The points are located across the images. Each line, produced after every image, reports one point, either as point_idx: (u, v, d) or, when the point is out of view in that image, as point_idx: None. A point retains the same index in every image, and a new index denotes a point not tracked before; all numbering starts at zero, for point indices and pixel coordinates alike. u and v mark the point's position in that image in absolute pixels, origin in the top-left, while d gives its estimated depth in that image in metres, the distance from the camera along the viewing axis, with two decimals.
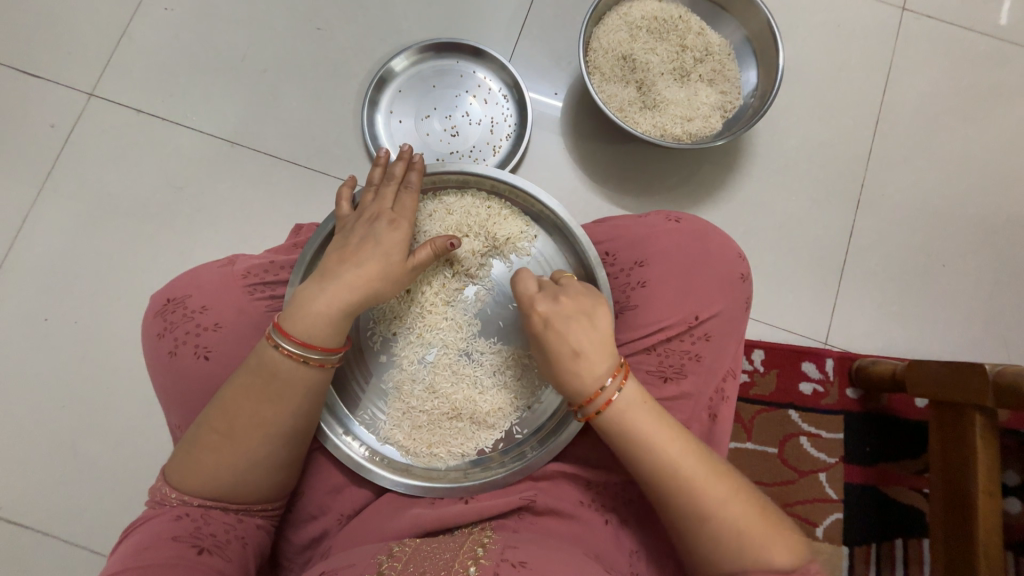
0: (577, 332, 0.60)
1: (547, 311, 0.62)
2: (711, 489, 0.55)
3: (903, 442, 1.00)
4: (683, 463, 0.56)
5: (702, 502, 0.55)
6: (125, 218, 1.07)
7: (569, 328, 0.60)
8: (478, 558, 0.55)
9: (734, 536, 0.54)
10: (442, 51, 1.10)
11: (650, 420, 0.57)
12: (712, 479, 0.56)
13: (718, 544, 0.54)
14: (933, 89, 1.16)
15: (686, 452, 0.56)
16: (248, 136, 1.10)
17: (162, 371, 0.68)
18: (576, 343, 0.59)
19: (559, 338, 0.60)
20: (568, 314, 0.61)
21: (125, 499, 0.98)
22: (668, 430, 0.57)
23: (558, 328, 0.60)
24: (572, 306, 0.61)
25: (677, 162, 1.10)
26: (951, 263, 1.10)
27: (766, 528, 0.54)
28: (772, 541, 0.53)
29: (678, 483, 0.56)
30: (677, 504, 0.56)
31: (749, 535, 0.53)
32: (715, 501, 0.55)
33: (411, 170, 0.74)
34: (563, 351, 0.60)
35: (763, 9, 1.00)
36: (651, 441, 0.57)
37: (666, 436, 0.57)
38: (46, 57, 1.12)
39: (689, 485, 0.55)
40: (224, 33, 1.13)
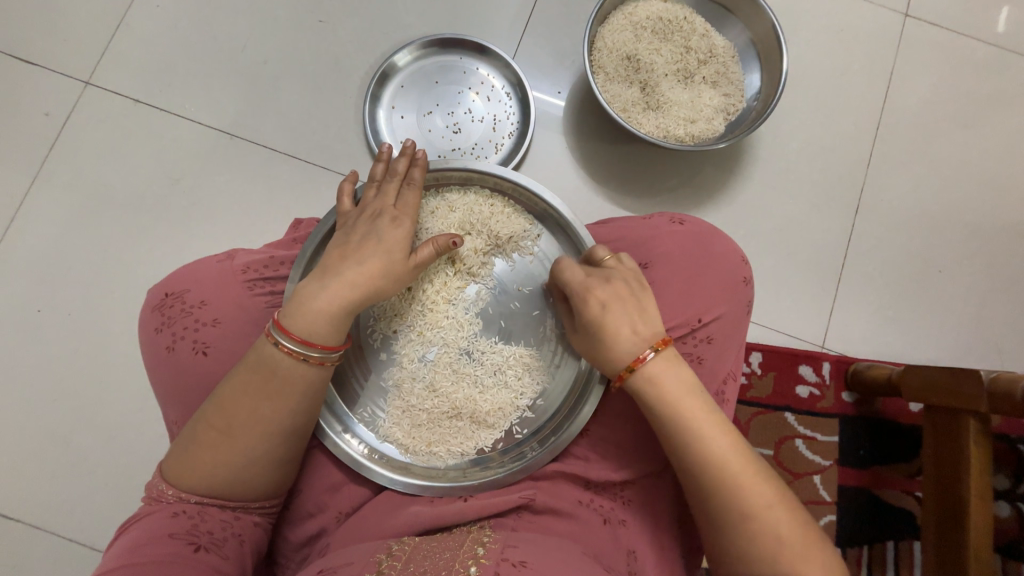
0: (631, 316, 0.60)
1: (604, 295, 0.61)
2: (759, 494, 0.55)
3: (896, 446, 1.01)
4: (733, 464, 0.56)
5: (748, 503, 0.55)
6: (120, 210, 1.06)
7: (625, 312, 0.60)
8: (478, 556, 0.55)
9: (780, 551, 0.54)
10: (445, 46, 1.09)
11: (709, 418, 0.58)
12: (759, 483, 0.56)
13: (759, 550, 0.54)
14: (933, 95, 1.16)
15: (735, 452, 0.57)
16: (247, 129, 1.09)
17: (160, 367, 0.67)
18: (632, 327, 0.60)
19: (616, 320, 0.60)
20: (621, 298, 0.61)
21: (118, 495, 0.97)
22: (720, 429, 0.58)
23: (615, 312, 0.60)
24: (624, 289, 0.62)
25: (679, 163, 1.10)
26: (947, 269, 1.11)
27: (808, 543, 0.55)
28: (810, 553, 0.54)
29: (728, 488, 0.56)
30: (725, 510, 0.56)
31: (794, 552, 0.54)
32: (760, 505, 0.55)
33: (415, 166, 0.73)
34: (621, 334, 0.59)
35: (768, 11, 1.00)
36: (703, 437, 0.57)
37: (724, 439, 0.57)
38: (41, 44, 1.10)
39: (740, 491, 0.55)
40: (223, 23, 1.12)
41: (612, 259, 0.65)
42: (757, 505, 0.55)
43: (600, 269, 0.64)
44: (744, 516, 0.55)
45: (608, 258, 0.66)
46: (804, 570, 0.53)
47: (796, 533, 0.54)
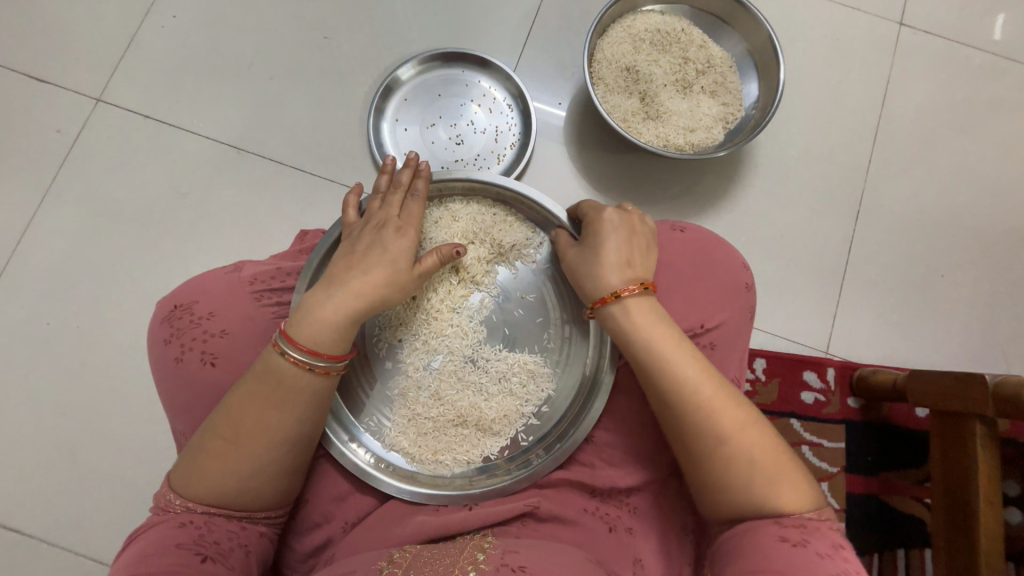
0: (630, 249, 0.66)
1: (613, 226, 0.67)
2: (727, 415, 0.57)
3: (903, 451, 1.00)
4: (701, 385, 0.58)
5: (716, 423, 0.57)
6: (129, 224, 1.08)
7: (627, 244, 0.66)
8: (478, 562, 0.56)
9: (751, 470, 0.55)
10: (448, 60, 1.12)
11: (677, 347, 0.59)
12: (728, 404, 0.57)
13: (730, 471, 0.55)
14: (930, 102, 1.18)
15: (704, 375, 0.58)
16: (254, 143, 1.11)
17: (168, 377, 0.68)
18: (628, 256, 0.65)
19: (615, 247, 0.66)
20: (626, 234, 0.67)
21: (123, 507, 0.97)
22: (688, 354, 0.59)
23: (610, 242, 0.66)
24: (625, 233, 0.67)
25: (680, 171, 1.11)
26: (949, 274, 1.12)
27: (779, 461, 0.55)
28: (782, 474, 0.55)
29: (700, 415, 0.57)
30: (696, 432, 0.57)
31: (769, 472, 0.54)
32: (729, 425, 0.56)
33: (418, 178, 0.74)
34: (615, 258, 0.65)
35: (765, 23, 1.02)
36: (671, 361, 0.59)
37: (695, 368, 0.58)
38: (53, 64, 1.13)
39: (708, 411, 0.57)
40: (231, 41, 1.15)
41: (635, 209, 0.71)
42: (726, 425, 0.56)
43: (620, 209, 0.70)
44: (716, 440, 0.56)
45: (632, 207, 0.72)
46: (780, 494, 0.53)
47: (770, 457, 0.55)
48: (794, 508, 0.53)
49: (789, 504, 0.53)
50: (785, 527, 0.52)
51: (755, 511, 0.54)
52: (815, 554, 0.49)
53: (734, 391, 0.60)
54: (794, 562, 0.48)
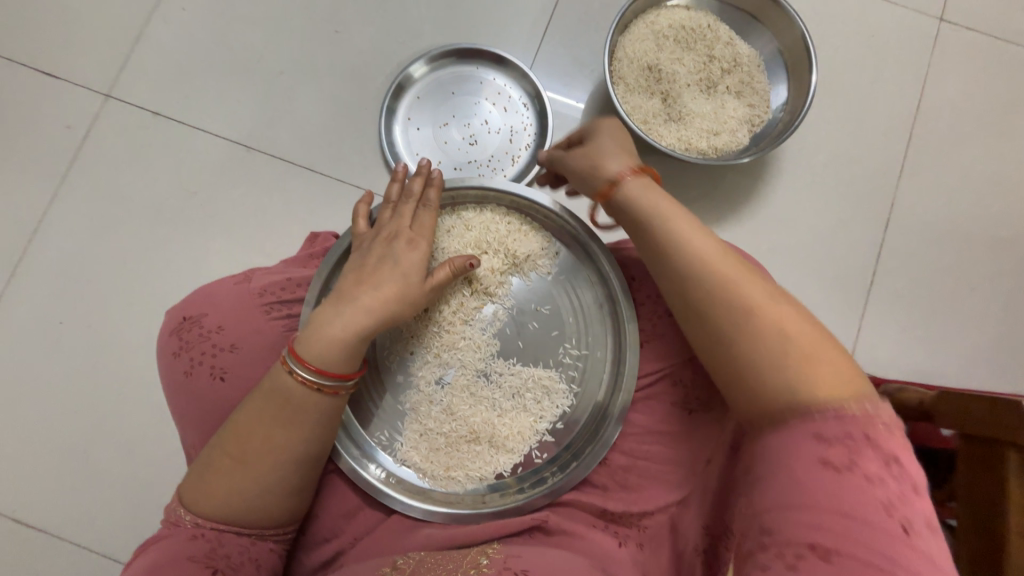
0: (630, 151, 0.68)
1: (613, 132, 0.70)
2: (751, 289, 0.52)
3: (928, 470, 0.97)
4: (717, 258, 0.55)
5: (738, 297, 0.52)
6: (139, 222, 1.07)
7: (626, 146, 0.68)
8: (482, 566, 0.55)
9: (781, 347, 0.49)
10: (462, 57, 1.08)
11: (691, 228, 0.58)
12: (753, 281, 0.53)
13: (759, 348, 0.49)
14: (969, 103, 1.11)
15: (722, 251, 0.55)
16: (263, 141, 1.09)
17: (178, 391, 0.67)
18: (630, 157, 0.67)
19: (618, 148, 0.67)
20: (626, 142, 0.69)
21: (135, 507, 0.98)
22: (702, 232, 0.57)
23: (614, 144, 0.68)
24: (622, 138, 0.70)
25: (701, 176, 1.07)
26: (982, 286, 1.07)
27: (816, 342, 0.49)
28: (820, 357, 0.48)
29: (721, 294, 0.53)
30: (715, 307, 0.53)
31: (803, 349, 0.48)
32: (755, 300, 0.51)
33: (430, 186, 0.72)
34: (618, 154, 0.66)
35: (797, 19, 0.96)
36: (682, 236, 0.57)
37: (707, 241, 0.56)
38: (62, 57, 1.11)
39: (728, 284, 0.53)
40: (240, 34, 1.12)
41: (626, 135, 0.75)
42: (751, 299, 0.51)
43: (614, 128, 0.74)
44: (742, 320, 0.51)
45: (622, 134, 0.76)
46: (821, 379, 0.46)
47: (805, 336, 0.49)
48: (839, 399, 0.45)
49: (839, 397, 0.45)
50: (831, 447, 0.43)
51: (793, 403, 0.46)
52: (864, 479, 0.41)
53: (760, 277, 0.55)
54: (838, 489, 0.41)
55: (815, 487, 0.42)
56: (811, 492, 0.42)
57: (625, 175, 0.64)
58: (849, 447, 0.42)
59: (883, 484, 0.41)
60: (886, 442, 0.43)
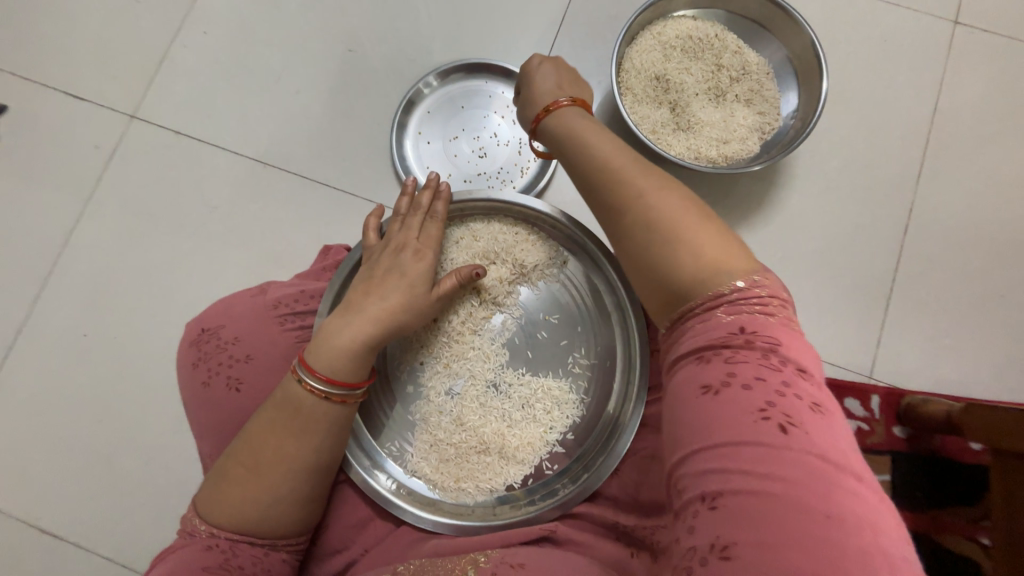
0: (561, 85, 0.68)
1: (548, 68, 0.70)
2: (650, 183, 0.50)
3: (959, 486, 0.90)
4: (617, 159, 0.53)
5: (633, 191, 0.50)
6: (161, 237, 1.10)
7: (559, 79, 0.68)
8: (480, 561, 0.56)
9: (673, 235, 0.46)
10: (471, 72, 1.10)
11: (598, 134, 0.57)
12: (650, 177, 0.51)
13: (653, 239, 0.47)
14: (990, 105, 1.09)
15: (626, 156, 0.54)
16: (279, 157, 1.12)
17: (195, 401, 0.68)
18: (558, 88, 0.67)
19: (548, 82, 0.68)
20: (562, 77, 0.69)
21: (153, 516, 1.00)
22: (608, 142, 0.56)
23: (543, 78, 0.69)
24: (559, 66, 0.70)
25: (711, 184, 1.06)
26: (1010, 293, 1.03)
27: (706, 228, 0.46)
28: (708, 242, 0.45)
29: (618, 186, 0.51)
30: (615, 206, 0.51)
31: (692, 234, 0.46)
32: (652, 193, 0.49)
33: (438, 199, 0.73)
34: (547, 86, 0.67)
35: (806, 27, 0.96)
36: (588, 147, 0.56)
37: (611, 148, 0.55)
38: (92, 81, 1.17)
39: (624, 180, 0.51)
40: (259, 55, 1.16)
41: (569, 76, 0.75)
42: (644, 190, 0.49)
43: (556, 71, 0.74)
44: (633, 202, 0.49)
45: None
46: (704, 250, 0.45)
47: (696, 223, 0.47)
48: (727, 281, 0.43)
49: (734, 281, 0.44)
50: (708, 368, 0.41)
51: (678, 276, 0.45)
52: (741, 385, 0.39)
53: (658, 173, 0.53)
54: (716, 411, 0.39)
55: (697, 416, 0.40)
56: (704, 427, 0.39)
57: (560, 102, 0.64)
58: (725, 362, 0.41)
59: (761, 389, 0.39)
60: (768, 343, 0.41)
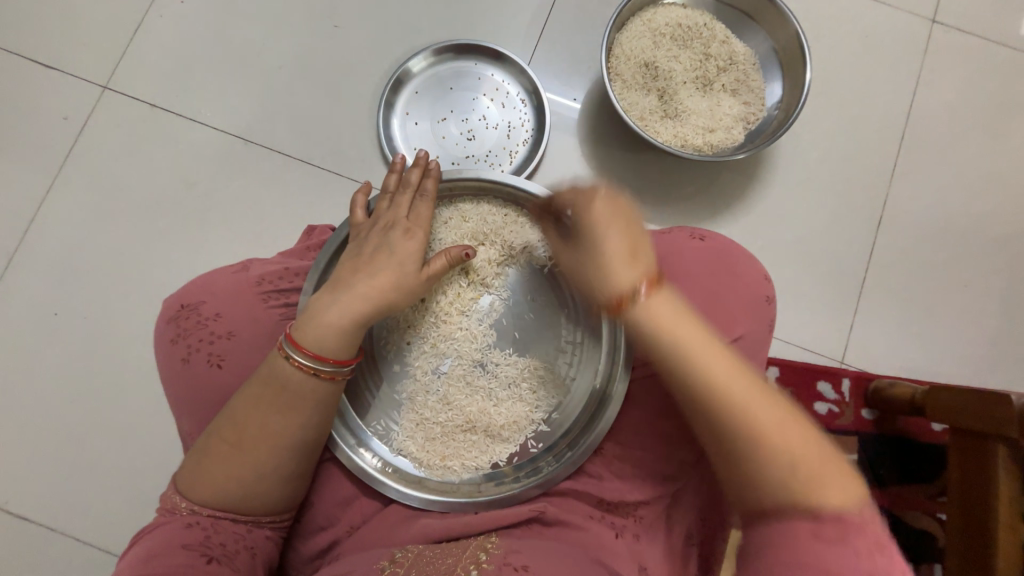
0: (624, 234, 0.59)
1: (602, 211, 0.61)
2: (757, 401, 0.48)
3: (918, 464, 0.98)
4: (719, 368, 0.50)
5: (741, 408, 0.48)
6: (136, 214, 1.07)
7: (614, 225, 0.60)
8: (480, 562, 0.56)
9: (787, 468, 0.45)
10: (461, 53, 1.08)
11: (701, 334, 0.53)
12: (755, 390, 0.49)
13: (762, 466, 0.46)
14: (961, 103, 1.13)
15: (725, 358, 0.51)
16: (261, 134, 1.09)
17: (175, 378, 0.67)
18: (624, 244, 0.59)
19: (612, 242, 0.59)
20: (617, 219, 0.60)
21: (131, 498, 0.98)
22: (708, 341, 0.52)
23: (609, 244, 0.59)
24: (620, 218, 0.60)
25: (696, 173, 1.08)
26: (973, 283, 1.08)
27: (823, 460, 0.45)
28: (824, 476, 0.44)
29: (726, 403, 0.49)
30: (717, 422, 0.49)
31: (810, 470, 0.44)
32: (764, 415, 0.47)
33: (427, 177, 0.72)
34: (612, 251, 0.59)
35: (791, 18, 0.98)
36: (684, 340, 0.52)
37: (710, 348, 0.52)
38: (60, 49, 1.11)
39: (729, 399, 0.49)
40: (239, 28, 1.12)
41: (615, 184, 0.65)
42: (753, 411, 0.47)
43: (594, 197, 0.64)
44: (741, 427, 0.48)
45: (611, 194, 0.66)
46: (815, 490, 0.43)
47: (812, 454, 0.45)
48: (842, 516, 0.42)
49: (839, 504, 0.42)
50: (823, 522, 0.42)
51: (798, 510, 0.43)
52: (852, 555, 0.40)
53: (769, 383, 0.51)
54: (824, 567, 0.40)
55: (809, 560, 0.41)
56: (800, 570, 0.40)
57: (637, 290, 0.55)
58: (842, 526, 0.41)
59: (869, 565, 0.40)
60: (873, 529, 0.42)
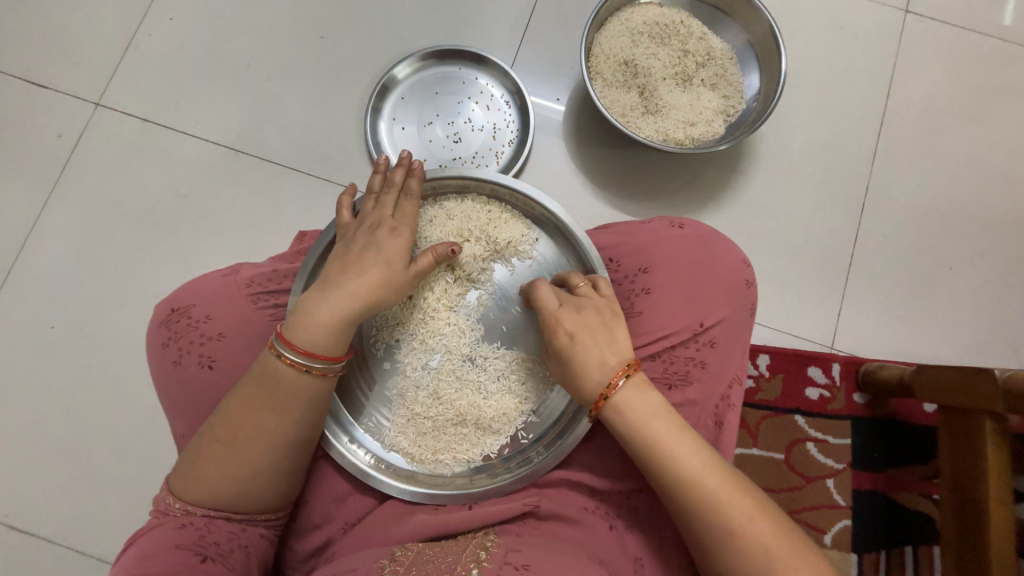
0: (600, 347, 0.60)
1: (572, 326, 0.62)
2: (742, 510, 0.54)
3: (910, 447, 0.99)
4: (706, 478, 0.55)
5: (726, 516, 0.54)
6: (129, 226, 1.08)
7: (591, 343, 0.60)
8: (481, 560, 0.56)
9: (766, 561, 0.52)
10: (444, 58, 1.11)
11: (681, 437, 0.57)
12: (736, 492, 0.55)
13: (745, 562, 0.53)
14: (937, 90, 1.15)
15: (707, 460, 0.56)
16: (251, 144, 1.11)
17: (167, 381, 0.68)
18: (599, 357, 0.60)
19: (585, 350, 0.60)
20: (590, 326, 0.61)
21: (128, 508, 0.98)
22: (690, 444, 0.57)
23: (581, 348, 0.60)
24: (594, 333, 0.61)
25: (680, 167, 1.10)
26: (958, 265, 1.09)
27: (791, 544, 0.53)
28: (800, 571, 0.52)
29: (707, 507, 0.55)
30: (706, 523, 0.55)
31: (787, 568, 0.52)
32: (745, 519, 0.54)
33: (411, 176, 0.74)
34: (588, 363, 0.60)
35: (765, 13, 1.00)
36: (674, 459, 0.56)
37: (695, 453, 0.56)
38: (53, 68, 1.14)
39: (715, 495, 0.55)
40: (228, 42, 1.14)
41: (585, 287, 0.65)
42: (736, 513, 0.54)
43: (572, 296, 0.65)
44: (725, 519, 0.54)
45: (584, 285, 0.66)
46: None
47: (786, 545, 0.53)
48: None
49: None
50: None
51: None
52: None
53: (741, 476, 0.57)
54: None
55: None
56: None
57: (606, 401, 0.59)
58: None
59: None
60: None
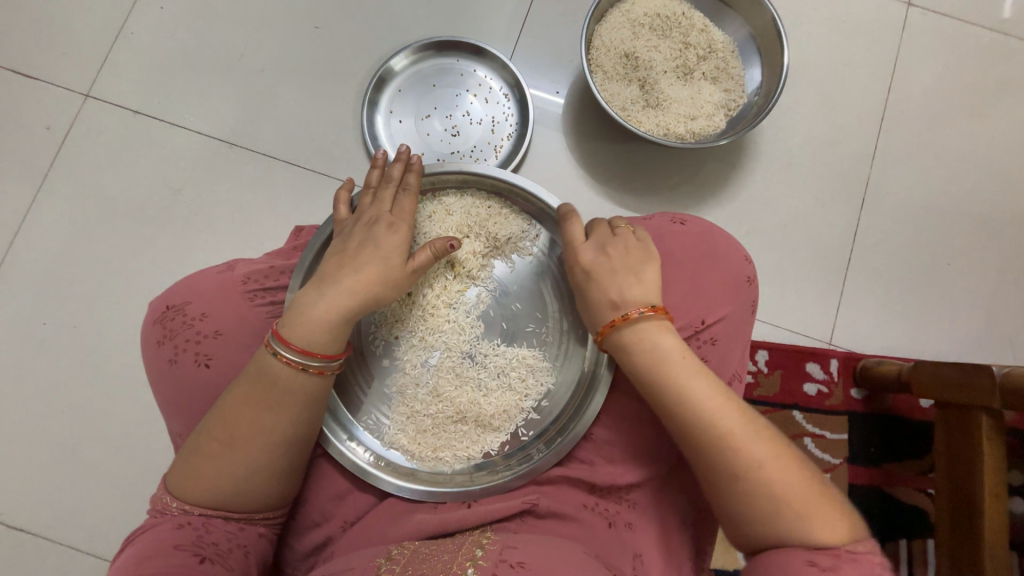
0: (626, 282, 0.62)
1: (589, 261, 0.65)
2: (754, 447, 0.53)
3: (906, 441, 1.00)
4: (716, 414, 0.55)
5: (734, 452, 0.53)
6: (122, 221, 1.06)
7: (610, 279, 0.63)
8: (476, 557, 0.56)
9: (777, 502, 0.51)
10: (442, 49, 1.09)
11: (696, 376, 0.57)
12: (749, 432, 0.54)
13: (755, 500, 0.52)
14: (937, 85, 1.14)
15: (717, 396, 0.56)
16: (245, 137, 1.09)
17: (162, 379, 0.67)
18: (627, 288, 0.62)
19: (602, 283, 0.63)
20: (611, 266, 0.63)
21: (126, 506, 0.98)
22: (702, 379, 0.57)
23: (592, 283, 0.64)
24: (620, 269, 0.63)
25: (680, 162, 1.09)
26: (956, 261, 1.10)
27: (806, 487, 0.51)
28: (814, 512, 0.50)
29: (718, 444, 0.54)
30: (714, 458, 0.54)
31: (799, 507, 0.50)
32: (754, 457, 0.53)
33: (410, 171, 0.73)
34: (602, 299, 0.63)
35: (767, 5, 0.99)
36: (684, 392, 0.56)
37: (705, 389, 0.56)
38: (39, 59, 1.11)
39: (724, 431, 0.54)
40: (220, 32, 1.12)
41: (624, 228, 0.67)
42: (745, 449, 0.53)
43: (602, 236, 0.67)
44: (734, 456, 0.53)
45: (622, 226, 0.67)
46: (805, 518, 0.49)
47: (799, 487, 0.51)
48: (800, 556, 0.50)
49: (820, 531, 0.49)
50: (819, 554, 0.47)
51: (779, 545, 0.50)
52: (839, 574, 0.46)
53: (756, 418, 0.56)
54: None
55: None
56: None
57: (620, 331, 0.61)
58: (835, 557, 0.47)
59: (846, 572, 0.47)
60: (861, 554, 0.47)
